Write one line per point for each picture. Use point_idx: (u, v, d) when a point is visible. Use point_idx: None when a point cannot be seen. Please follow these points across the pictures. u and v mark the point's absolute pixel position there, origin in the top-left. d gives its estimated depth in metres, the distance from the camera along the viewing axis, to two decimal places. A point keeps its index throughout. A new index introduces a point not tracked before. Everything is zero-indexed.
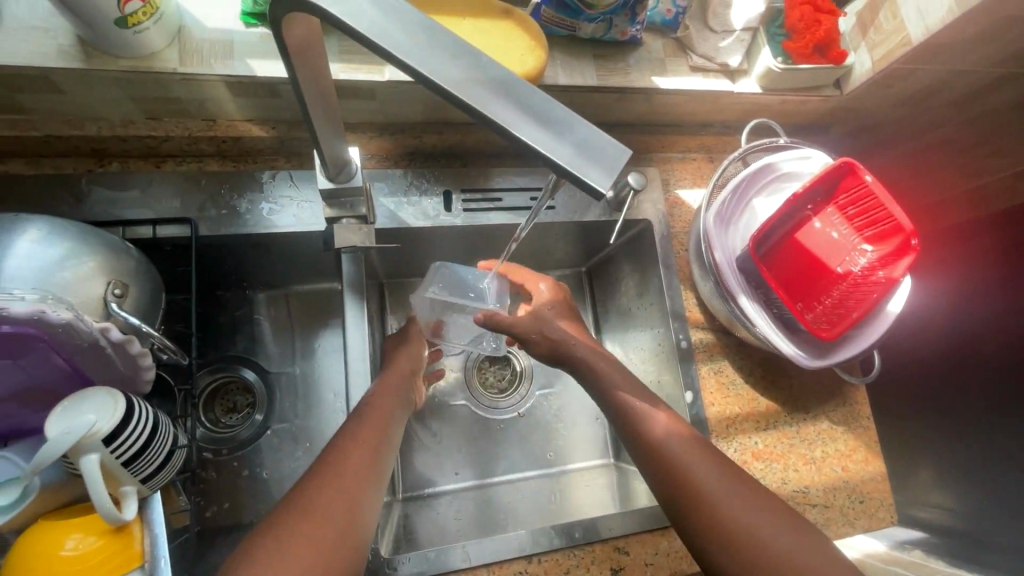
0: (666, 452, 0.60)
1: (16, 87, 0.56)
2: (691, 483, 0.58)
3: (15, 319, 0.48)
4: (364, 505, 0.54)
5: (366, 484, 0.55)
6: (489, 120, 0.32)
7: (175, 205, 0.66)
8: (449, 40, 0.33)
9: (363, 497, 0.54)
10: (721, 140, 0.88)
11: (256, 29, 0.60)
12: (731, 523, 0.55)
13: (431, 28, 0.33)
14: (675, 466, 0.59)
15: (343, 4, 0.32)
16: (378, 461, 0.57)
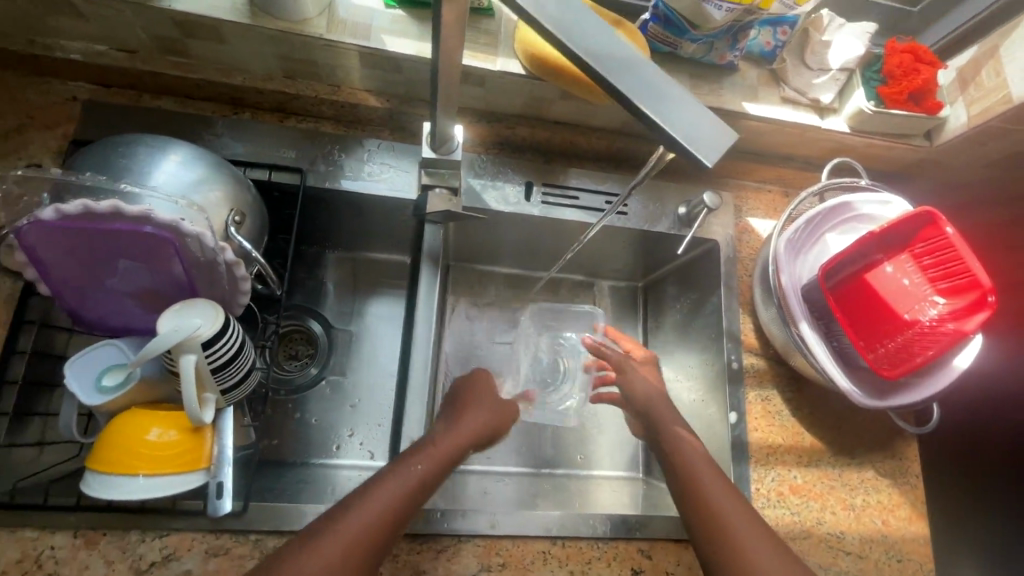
0: (684, 460, 0.65)
1: (190, 33, 0.65)
2: (698, 485, 0.62)
3: (158, 223, 0.56)
4: (385, 519, 0.55)
5: (389, 511, 0.55)
6: (619, 95, 0.36)
7: (290, 155, 0.74)
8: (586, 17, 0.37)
9: (397, 495, 0.57)
10: (800, 175, 0.89)
11: (394, 11, 0.68)
12: (729, 527, 0.58)
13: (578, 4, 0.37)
14: (686, 469, 0.64)
15: None
16: (418, 484, 0.59)
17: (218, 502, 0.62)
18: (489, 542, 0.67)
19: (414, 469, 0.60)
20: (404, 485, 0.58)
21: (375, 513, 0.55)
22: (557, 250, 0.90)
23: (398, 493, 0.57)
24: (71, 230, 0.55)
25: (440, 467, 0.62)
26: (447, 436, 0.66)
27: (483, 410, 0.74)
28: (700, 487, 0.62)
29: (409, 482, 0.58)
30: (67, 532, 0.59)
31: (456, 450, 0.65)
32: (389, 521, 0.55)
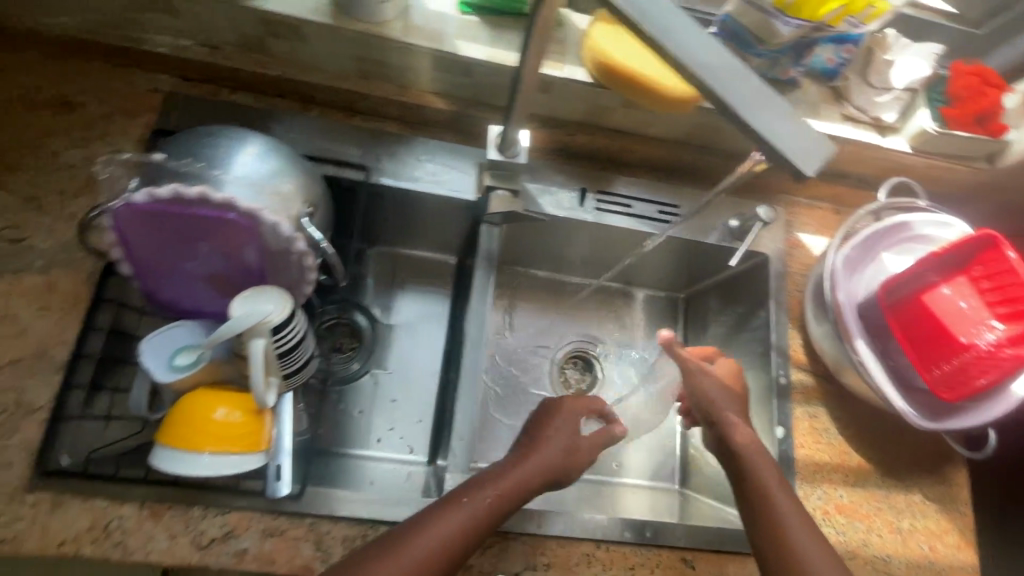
0: (746, 458, 0.68)
1: (273, 32, 0.68)
2: (758, 485, 0.65)
3: (241, 211, 0.58)
4: (443, 558, 0.55)
5: (447, 550, 0.56)
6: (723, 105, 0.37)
7: (357, 152, 0.76)
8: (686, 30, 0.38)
9: (465, 520, 0.58)
10: (854, 193, 0.89)
11: (468, 16, 0.70)
12: (785, 526, 0.62)
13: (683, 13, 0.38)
14: (747, 470, 0.67)
15: None
16: (481, 519, 0.59)
17: (276, 484, 0.63)
18: (535, 541, 0.68)
19: (477, 506, 0.59)
20: (465, 525, 0.57)
21: (435, 552, 0.55)
22: (606, 258, 0.90)
23: (457, 528, 0.57)
24: (159, 215, 0.57)
25: (511, 495, 0.62)
26: (522, 463, 0.65)
27: (562, 434, 0.70)
28: (761, 489, 0.65)
29: (470, 519, 0.58)
30: (134, 504, 0.61)
31: (525, 488, 0.64)
32: (456, 546, 0.56)
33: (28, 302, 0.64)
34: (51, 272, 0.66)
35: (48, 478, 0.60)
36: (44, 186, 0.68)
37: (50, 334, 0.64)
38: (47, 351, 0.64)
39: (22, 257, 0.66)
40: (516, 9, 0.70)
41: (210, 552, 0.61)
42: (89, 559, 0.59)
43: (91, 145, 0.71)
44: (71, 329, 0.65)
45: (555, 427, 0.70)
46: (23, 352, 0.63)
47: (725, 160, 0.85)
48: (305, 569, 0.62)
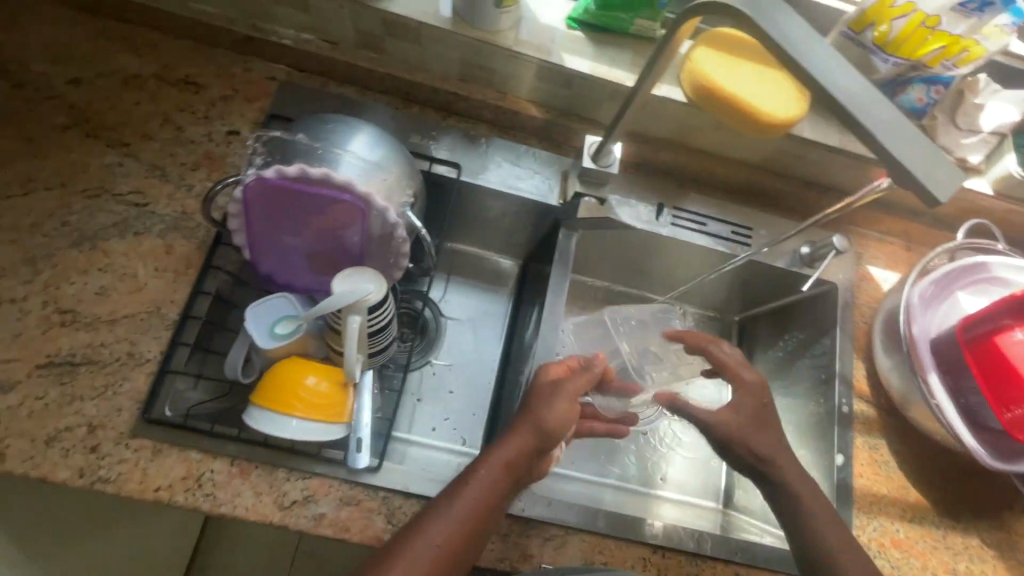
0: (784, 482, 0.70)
1: (394, 33, 0.74)
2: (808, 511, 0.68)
3: (356, 194, 0.62)
4: (452, 540, 0.58)
5: (452, 537, 0.58)
6: (859, 125, 0.41)
7: (451, 150, 0.80)
8: (811, 59, 0.43)
9: (471, 497, 0.60)
10: (925, 232, 0.90)
11: (574, 32, 0.75)
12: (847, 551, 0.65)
13: (816, 39, 0.43)
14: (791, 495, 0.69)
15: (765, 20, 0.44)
16: (487, 491, 0.61)
17: (356, 455, 0.68)
18: (593, 537, 0.70)
19: (469, 491, 0.61)
20: (462, 512, 0.59)
21: (446, 535, 0.58)
22: (673, 273, 0.92)
23: (467, 504, 0.60)
24: (284, 189, 0.62)
25: (507, 473, 0.62)
26: (509, 438, 0.64)
27: (544, 406, 0.66)
28: (811, 516, 0.67)
29: (467, 506, 0.60)
30: (225, 459, 0.65)
31: (522, 463, 0.63)
32: (467, 523, 0.59)
33: (147, 262, 0.70)
34: (169, 237, 0.71)
35: (152, 426, 0.64)
36: (168, 158, 0.74)
37: (163, 294, 0.69)
38: (159, 309, 0.68)
39: (144, 221, 0.71)
40: (619, 29, 0.75)
41: (290, 513, 0.64)
42: (180, 506, 0.63)
43: (211, 123, 0.76)
44: (183, 290, 0.70)
45: (541, 400, 0.67)
46: (139, 308, 0.68)
47: (801, 187, 0.87)
48: (376, 540, 0.65)
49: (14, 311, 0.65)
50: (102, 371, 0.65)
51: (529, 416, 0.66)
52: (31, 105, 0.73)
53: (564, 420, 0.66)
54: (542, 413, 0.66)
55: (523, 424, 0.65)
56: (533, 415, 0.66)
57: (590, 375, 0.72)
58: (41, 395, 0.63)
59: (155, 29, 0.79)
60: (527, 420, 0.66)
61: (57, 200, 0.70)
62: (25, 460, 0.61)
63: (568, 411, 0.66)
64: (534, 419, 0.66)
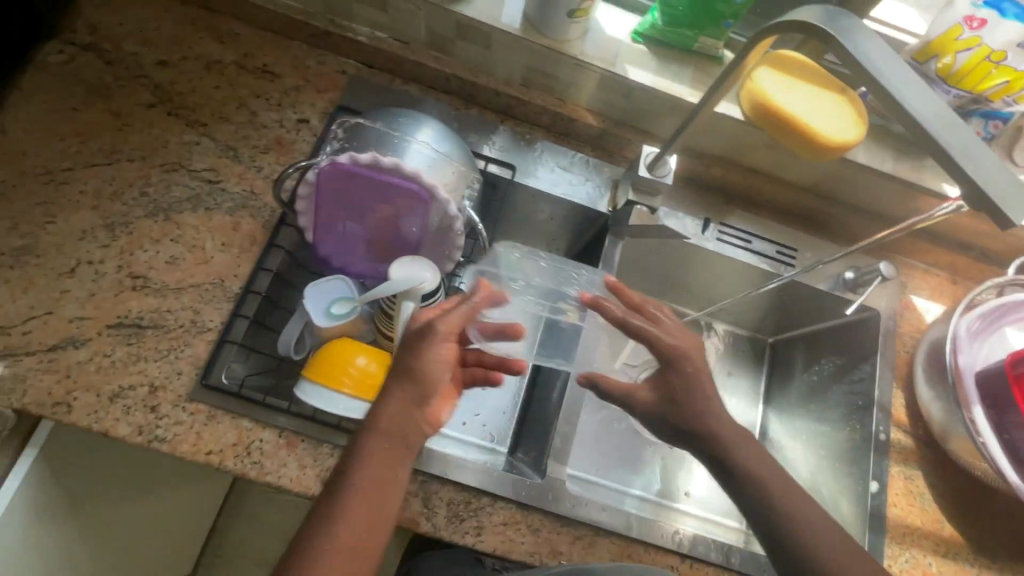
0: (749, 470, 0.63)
1: (466, 36, 0.78)
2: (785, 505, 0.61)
3: (423, 184, 0.65)
4: (367, 515, 0.55)
5: (363, 530, 0.54)
6: (934, 142, 0.43)
7: (507, 152, 0.83)
8: (887, 76, 0.44)
9: (370, 469, 0.56)
10: (971, 266, 0.90)
11: (637, 45, 0.78)
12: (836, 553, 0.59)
13: (894, 60, 0.45)
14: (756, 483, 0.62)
15: (847, 39, 0.46)
16: (383, 456, 0.57)
17: None
18: (622, 541, 0.71)
19: (359, 479, 0.56)
20: (364, 503, 0.55)
21: (357, 513, 0.55)
22: (713, 288, 0.93)
23: (369, 475, 0.56)
24: (355, 175, 0.66)
25: (399, 435, 0.58)
26: (390, 402, 0.59)
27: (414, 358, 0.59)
28: (788, 510, 0.61)
29: (366, 494, 0.56)
30: (273, 430, 0.67)
31: (410, 420, 0.59)
32: (377, 493, 0.56)
33: (215, 236, 0.73)
34: (237, 214, 0.75)
35: (208, 392, 0.67)
36: (241, 140, 0.78)
37: (228, 267, 0.72)
38: (223, 281, 0.72)
39: (215, 197, 0.75)
40: (683, 45, 0.77)
41: None
42: (229, 471, 0.65)
43: (283, 111, 0.80)
44: (246, 266, 0.73)
45: (411, 351, 0.60)
46: (204, 278, 0.71)
47: (848, 212, 0.88)
48: (411, 521, 0.66)
49: (92, 272, 0.69)
50: (167, 336, 0.68)
51: (400, 378, 0.59)
52: (122, 82, 0.77)
53: (440, 367, 0.60)
54: (417, 366, 0.59)
55: (399, 384, 0.59)
56: (405, 369, 0.59)
57: (462, 308, 0.61)
58: (109, 353, 0.67)
59: (238, 19, 0.83)
60: (402, 377, 0.59)
61: (138, 172, 0.74)
62: (90, 413, 0.64)
63: (446, 357, 0.60)
64: (410, 377, 0.59)
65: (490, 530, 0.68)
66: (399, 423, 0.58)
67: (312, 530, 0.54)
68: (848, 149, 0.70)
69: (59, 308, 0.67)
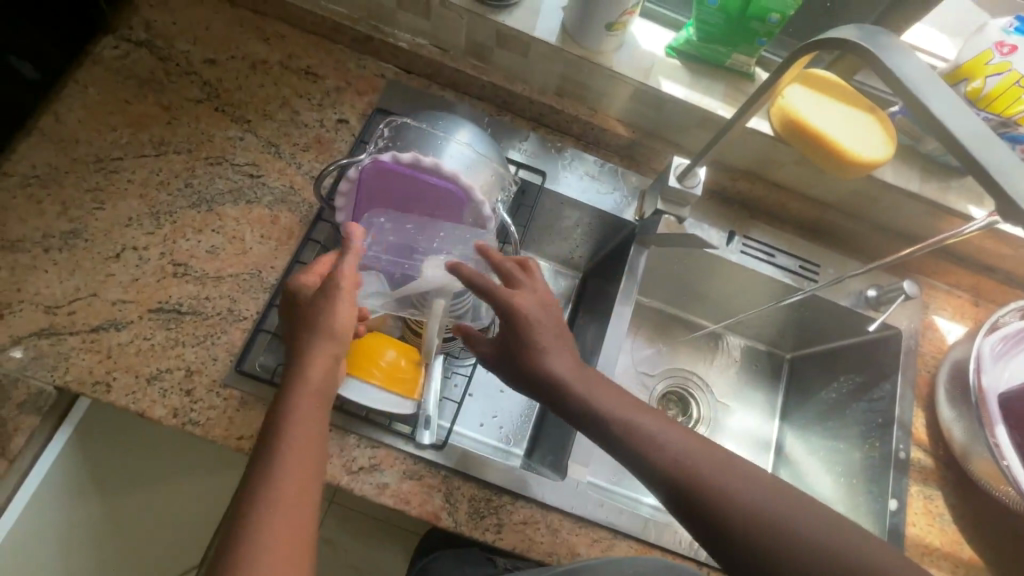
0: (692, 467, 0.57)
1: (504, 45, 0.80)
2: (727, 496, 0.56)
3: (459, 184, 0.67)
4: (300, 477, 0.52)
5: (298, 492, 0.51)
6: (971, 157, 0.44)
7: (538, 159, 0.85)
8: (922, 94, 0.46)
9: (297, 432, 0.53)
10: (995, 289, 0.91)
11: (671, 60, 0.80)
12: (819, 546, 0.54)
13: (932, 81, 0.46)
14: (710, 485, 0.56)
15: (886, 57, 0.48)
16: (309, 419, 0.54)
17: (423, 431, 0.71)
18: (641, 545, 0.71)
19: (286, 444, 0.52)
20: (296, 466, 0.52)
21: (289, 474, 0.51)
22: (733, 300, 0.94)
23: (299, 437, 0.53)
24: (393, 174, 0.68)
25: (318, 395, 0.56)
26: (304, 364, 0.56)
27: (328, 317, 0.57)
28: (738, 508, 0.56)
29: (298, 456, 0.52)
30: None
31: (330, 379, 0.57)
32: (308, 454, 0.53)
33: (254, 228, 0.76)
34: (276, 208, 0.77)
35: (243, 378, 0.69)
36: (282, 137, 0.81)
37: (265, 258, 0.75)
38: (260, 272, 0.74)
39: (256, 191, 0.78)
40: (716, 61, 0.79)
41: (356, 479, 0.67)
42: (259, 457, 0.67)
43: (324, 111, 0.83)
44: (283, 258, 0.75)
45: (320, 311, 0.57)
46: (243, 269, 0.74)
47: (871, 230, 0.89)
48: (433, 516, 0.67)
49: (136, 258, 0.72)
50: (204, 322, 0.70)
51: (313, 338, 0.57)
52: (172, 77, 0.81)
53: (346, 324, 0.58)
54: (328, 325, 0.57)
55: (307, 344, 0.56)
56: (316, 328, 0.57)
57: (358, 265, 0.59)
58: (149, 336, 0.69)
59: (284, 22, 0.87)
60: (317, 338, 0.57)
61: (184, 164, 0.77)
62: (128, 393, 0.66)
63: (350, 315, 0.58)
64: (318, 338, 0.56)
65: (509, 528, 0.69)
66: (319, 381, 0.56)
67: (247, 506, 0.49)
68: (876, 168, 0.71)
69: (103, 291, 0.69)
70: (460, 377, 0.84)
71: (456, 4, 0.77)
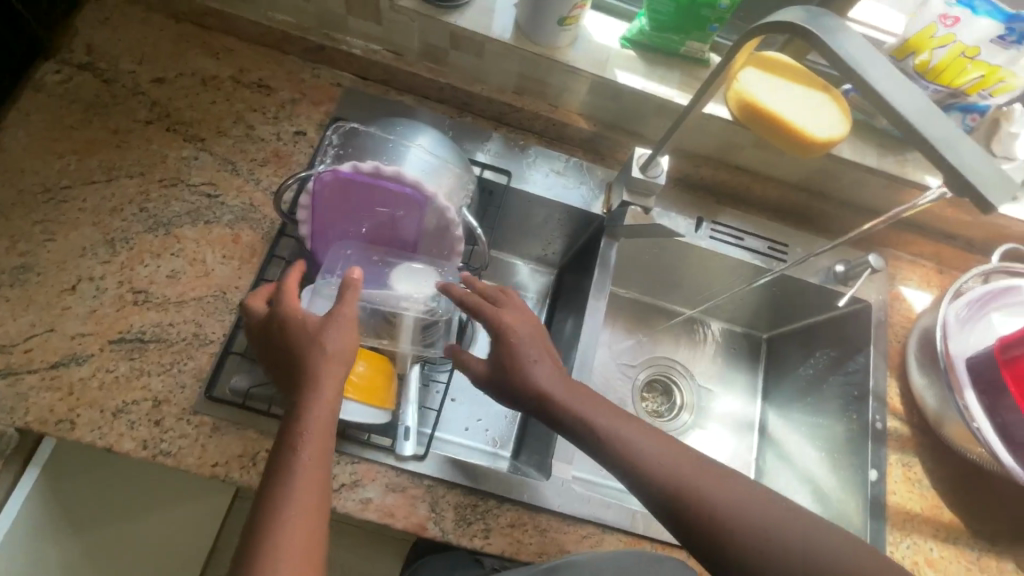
0: (676, 477, 0.57)
1: (459, 46, 0.80)
2: (721, 508, 0.56)
3: (419, 189, 0.66)
4: (311, 505, 0.51)
5: (312, 517, 0.50)
6: (915, 131, 0.45)
7: (501, 158, 0.84)
8: (865, 71, 0.46)
9: (309, 457, 0.52)
10: (958, 255, 0.93)
11: (626, 51, 0.80)
12: (811, 552, 0.54)
13: (875, 58, 0.47)
14: (705, 497, 0.56)
15: (829, 37, 0.48)
16: (320, 444, 0.53)
17: (403, 442, 0.70)
18: (630, 538, 0.72)
19: (298, 468, 0.51)
20: (307, 494, 0.51)
21: (303, 503, 0.50)
22: (706, 285, 0.95)
23: (312, 462, 0.52)
24: (352, 184, 0.67)
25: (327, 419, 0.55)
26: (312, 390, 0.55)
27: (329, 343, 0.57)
28: (732, 517, 0.56)
29: (310, 484, 0.51)
30: None
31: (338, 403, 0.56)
32: (320, 480, 0.52)
33: (215, 248, 0.74)
34: (237, 226, 0.75)
35: (213, 403, 0.67)
36: (239, 153, 0.79)
37: (229, 279, 0.73)
38: (225, 293, 0.72)
39: (215, 210, 0.76)
40: (671, 50, 0.80)
41: (338, 496, 0.66)
42: (235, 483, 0.65)
43: (281, 123, 0.81)
44: (247, 278, 0.73)
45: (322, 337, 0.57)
46: (207, 291, 0.72)
47: (835, 207, 0.90)
48: (419, 527, 0.67)
49: (93, 288, 0.69)
50: (169, 350, 0.69)
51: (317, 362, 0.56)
52: (118, 99, 0.78)
53: (345, 348, 0.58)
54: (328, 350, 0.56)
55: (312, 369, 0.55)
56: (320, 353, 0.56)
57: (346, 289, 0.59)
58: (112, 368, 0.66)
59: (232, 35, 0.84)
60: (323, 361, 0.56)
61: (137, 188, 0.74)
62: (94, 429, 0.64)
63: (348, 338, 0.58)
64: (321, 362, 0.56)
65: (496, 532, 0.68)
66: (329, 404, 0.55)
67: (258, 537, 0.48)
68: (835, 146, 0.71)
69: (61, 324, 0.67)
70: (439, 385, 0.83)
71: (406, 7, 0.76)
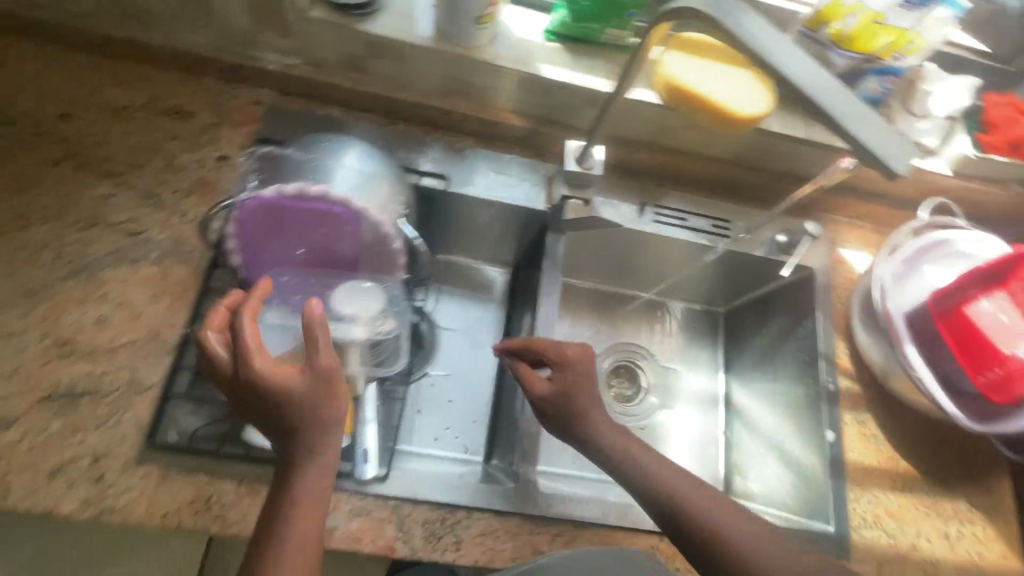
0: (669, 490, 0.63)
1: (378, 53, 0.77)
2: (707, 511, 0.62)
3: (350, 206, 0.64)
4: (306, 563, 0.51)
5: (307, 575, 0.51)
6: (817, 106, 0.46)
7: (437, 162, 0.83)
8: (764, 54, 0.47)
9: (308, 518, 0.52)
10: (892, 213, 0.96)
11: (550, 43, 0.80)
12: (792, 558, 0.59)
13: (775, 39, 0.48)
14: (694, 507, 0.62)
15: (729, 21, 0.48)
16: (315, 504, 0.53)
17: (363, 465, 0.68)
18: (603, 530, 0.72)
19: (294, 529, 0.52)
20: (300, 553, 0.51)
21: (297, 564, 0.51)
22: (657, 268, 0.96)
23: (309, 523, 0.52)
24: (280, 207, 0.64)
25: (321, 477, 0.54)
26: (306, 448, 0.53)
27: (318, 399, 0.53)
28: (720, 525, 0.61)
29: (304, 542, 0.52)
30: (232, 480, 0.65)
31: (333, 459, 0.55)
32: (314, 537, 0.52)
33: (143, 289, 0.70)
34: (165, 262, 0.72)
35: (158, 451, 0.64)
36: (159, 185, 0.75)
37: (162, 319, 0.70)
38: (159, 334, 0.69)
39: (139, 248, 0.72)
40: (594, 38, 0.79)
41: None
42: (190, 530, 0.63)
43: (201, 150, 0.78)
44: (181, 315, 0.70)
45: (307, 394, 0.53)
46: (139, 335, 0.68)
47: (773, 178, 0.92)
48: (388, 549, 0.66)
49: (12, 347, 0.65)
50: (104, 401, 0.65)
51: (307, 422, 0.53)
52: (19, 140, 0.73)
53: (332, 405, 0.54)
54: (320, 410, 0.53)
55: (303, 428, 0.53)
56: (310, 410, 0.53)
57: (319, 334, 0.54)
58: (42, 429, 0.63)
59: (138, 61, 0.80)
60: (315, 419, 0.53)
61: (50, 234, 0.70)
62: (29, 495, 0.60)
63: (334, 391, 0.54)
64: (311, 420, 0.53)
65: (468, 543, 0.68)
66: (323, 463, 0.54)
67: None
68: (761, 121, 0.72)
69: None
70: (400, 400, 0.78)
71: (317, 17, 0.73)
